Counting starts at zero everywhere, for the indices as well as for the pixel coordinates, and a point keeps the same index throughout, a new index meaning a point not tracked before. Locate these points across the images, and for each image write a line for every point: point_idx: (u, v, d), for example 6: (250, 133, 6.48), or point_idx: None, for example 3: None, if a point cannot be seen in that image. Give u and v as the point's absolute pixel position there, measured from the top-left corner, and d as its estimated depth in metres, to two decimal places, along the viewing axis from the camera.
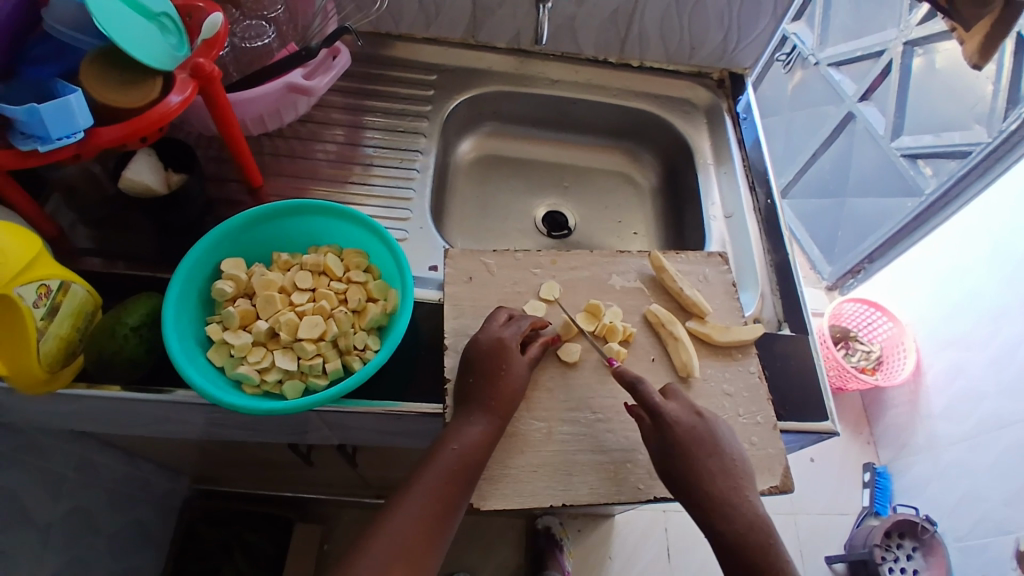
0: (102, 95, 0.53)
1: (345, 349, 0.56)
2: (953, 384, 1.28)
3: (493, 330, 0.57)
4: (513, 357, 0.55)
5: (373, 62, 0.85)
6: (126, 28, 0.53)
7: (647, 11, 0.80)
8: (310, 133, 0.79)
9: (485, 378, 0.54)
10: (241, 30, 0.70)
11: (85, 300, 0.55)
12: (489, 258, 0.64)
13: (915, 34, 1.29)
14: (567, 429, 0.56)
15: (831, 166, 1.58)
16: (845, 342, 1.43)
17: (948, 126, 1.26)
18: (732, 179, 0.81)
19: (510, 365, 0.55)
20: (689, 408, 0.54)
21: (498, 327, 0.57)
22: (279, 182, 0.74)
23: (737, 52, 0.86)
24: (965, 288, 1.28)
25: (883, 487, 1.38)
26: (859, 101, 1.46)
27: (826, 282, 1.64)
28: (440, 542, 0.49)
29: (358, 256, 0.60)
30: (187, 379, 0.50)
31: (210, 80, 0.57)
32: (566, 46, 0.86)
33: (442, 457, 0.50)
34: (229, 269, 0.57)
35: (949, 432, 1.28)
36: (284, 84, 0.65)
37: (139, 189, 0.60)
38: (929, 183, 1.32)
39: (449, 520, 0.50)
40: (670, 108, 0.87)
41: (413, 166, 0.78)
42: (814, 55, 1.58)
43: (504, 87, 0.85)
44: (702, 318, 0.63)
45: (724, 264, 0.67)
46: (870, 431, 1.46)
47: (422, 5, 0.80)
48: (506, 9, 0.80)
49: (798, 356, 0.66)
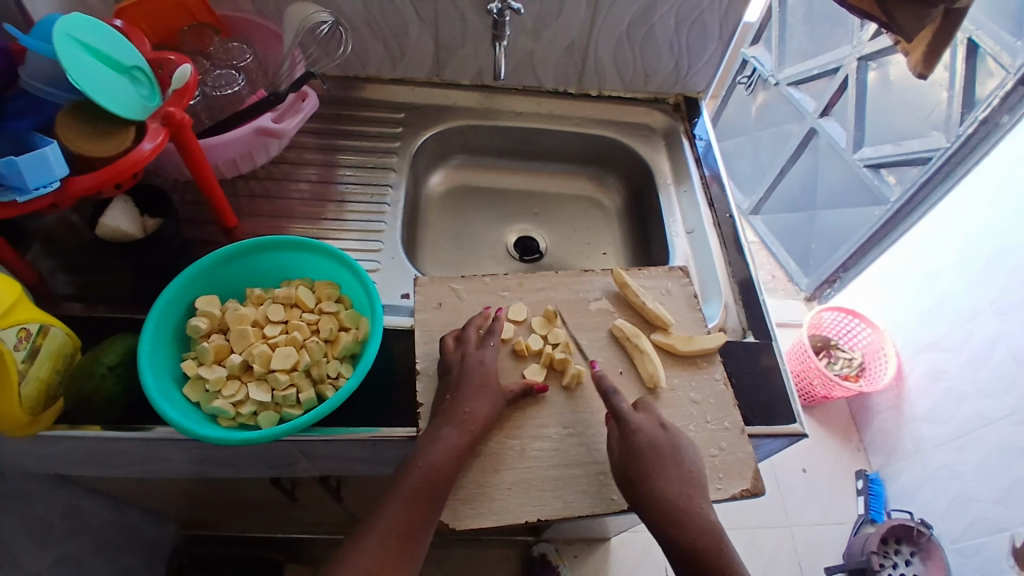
0: (76, 146, 0.56)
1: (318, 378, 0.57)
2: (935, 386, 1.28)
3: (469, 350, 0.59)
4: (477, 370, 0.57)
5: (344, 104, 0.89)
6: (98, 81, 0.56)
7: (600, 43, 0.84)
8: (283, 174, 0.82)
9: (457, 393, 0.56)
10: (212, 79, 0.73)
11: (64, 342, 0.56)
12: (457, 283, 0.66)
13: (868, 50, 1.35)
14: (539, 445, 0.57)
15: (799, 181, 1.63)
16: (827, 350, 1.46)
17: (907, 136, 1.31)
18: (691, 197, 0.84)
19: (471, 377, 0.57)
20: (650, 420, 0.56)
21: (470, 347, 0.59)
22: (255, 222, 0.77)
23: (690, 77, 0.90)
24: (940, 289, 1.28)
25: (877, 494, 1.38)
26: (820, 116, 1.52)
27: (805, 293, 1.67)
28: (414, 559, 0.51)
29: (329, 287, 0.63)
30: (163, 414, 0.51)
31: (181, 127, 0.60)
32: (527, 80, 0.90)
33: (410, 475, 0.52)
34: (203, 306, 0.59)
35: (934, 433, 1.28)
36: (254, 128, 0.68)
37: (116, 234, 0.63)
38: (894, 190, 1.37)
39: (421, 537, 0.51)
40: (630, 133, 0.91)
41: (384, 201, 0.81)
42: (773, 76, 1.65)
43: (470, 121, 0.89)
44: (665, 330, 0.65)
45: (686, 277, 0.70)
46: (859, 439, 1.48)
47: (387, 48, 0.84)
48: (467, 47, 0.85)
49: (763, 363, 0.68)
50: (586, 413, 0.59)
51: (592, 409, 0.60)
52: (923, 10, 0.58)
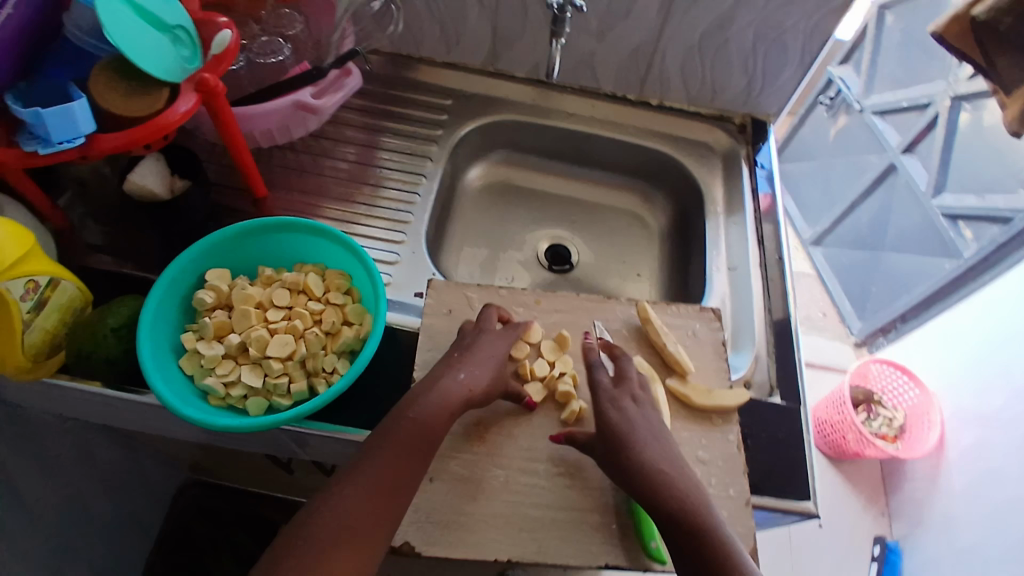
0: (108, 103, 0.55)
1: (312, 370, 0.56)
2: (976, 464, 1.18)
3: (487, 328, 0.58)
4: (487, 347, 0.56)
5: (394, 83, 0.86)
6: (136, 40, 0.55)
7: (668, 51, 0.78)
8: (321, 149, 0.80)
9: (466, 358, 0.55)
10: (258, 46, 0.72)
11: (75, 296, 0.57)
12: (472, 291, 0.63)
13: (963, 89, 1.25)
14: (526, 479, 0.54)
15: (869, 218, 1.51)
16: (868, 405, 1.34)
17: (994, 188, 1.21)
18: (741, 231, 0.78)
19: (483, 349, 0.56)
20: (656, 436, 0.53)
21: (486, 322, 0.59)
22: (285, 196, 0.76)
23: (762, 98, 0.83)
24: (1000, 362, 1.16)
25: (893, 563, 1.30)
26: (902, 152, 1.41)
27: (854, 338, 1.55)
28: (392, 517, 0.47)
29: (339, 277, 0.61)
30: (151, 387, 0.51)
31: (214, 94, 0.59)
32: (585, 81, 0.85)
33: (398, 425, 0.49)
34: (212, 280, 0.58)
35: (966, 511, 1.18)
36: (293, 101, 0.67)
37: (143, 192, 0.62)
38: (968, 246, 1.27)
39: (405, 490, 0.48)
40: (686, 151, 0.85)
41: (417, 190, 0.78)
42: (858, 102, 1.52)
43: (519, 117, 0.85)
44: (683, 378, 0.61)
45: (717, 321, 0.64)
46: (885, 502, 1.39)
47: (443, 31, 0.81)
48: (526, 39, 0.80)
49: (786, 428, 0.63)
50: (582, 454, 0.56)
51: (589, 450, 0.56)
52: None
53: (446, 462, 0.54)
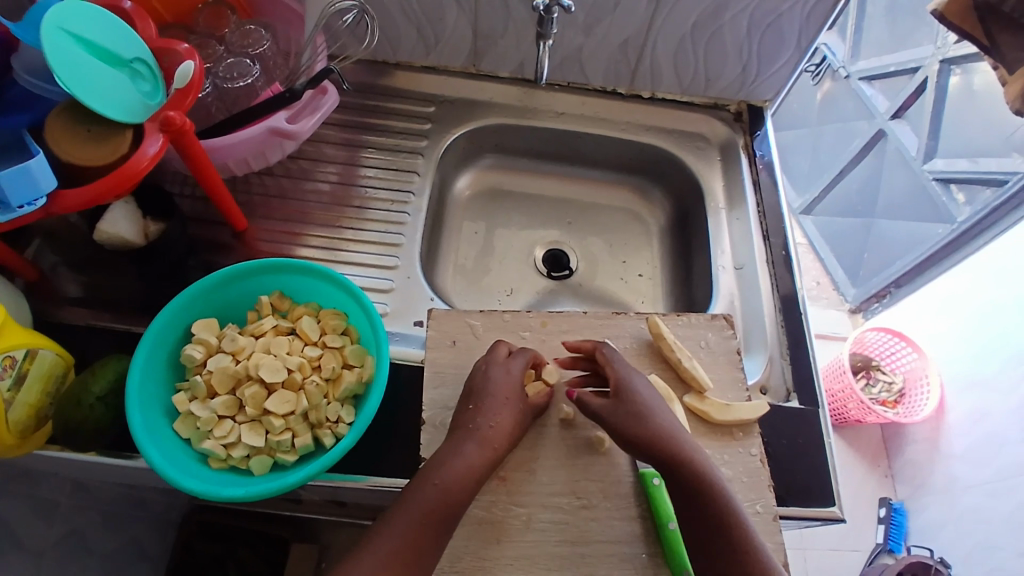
0: (67, 152, 0.51)
1: (317, 422, 0.53)
2: (977, 427, 1.19)
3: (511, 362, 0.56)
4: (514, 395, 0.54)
5: (371, 92, 0.81)
6: (95, 82, 0.51)
7: (659, 42, 0.74)
8: (301, 171, 0.76)
9: (483, 404, 0.53)
10: (224, 69, 0.68)
11: (56, 362, 0.55)
12: (475, 319, 0.61)
13: (953, 53, 1.21)
14: (548, 516, 0.53)
15: (859, 185, 1.49)
16: (867, 372, 1.34)
17: (986, 153, 1.20)
18: (744, 226, 0.76)
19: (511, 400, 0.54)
20: (684, 437, 0.52)
21: (499, 359, 0.56)
22: (266, 225, 0.72)
23: (757, 84, 0.79)
24: (997, 328, 1.18)
25: (899, 524, 1.29)
26: (891, 118, 1.38)
27: (849, 305, 1.54)
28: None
29: (335, 317, 0.58)
30: (147, 459, 0.48)
31: (182, 132, 0.54)
32: (573, 76, 0.81)
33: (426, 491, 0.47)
34: (199, 333, 0.55)
35: (969, 474, 1.18)
36: (267, 128, 0.63)
37: (116, 241, 0.58)
38: (961, 211, 1.25)
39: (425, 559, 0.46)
40: (682, 144, 0.82)
41: (405, 209, 0.75)
42: (845, 68, 1.50)
43: (506, 120, 0.81)
44: (700, 393, 0.59)
45: (728, 329, 0.62)
46: (887, 465, 1.36)
47: (421, 34, 0.76)
48: (509, 39, 0.76)
49: (807, 435, 0.62)
50: (606, 483, 0.54)
51: (609, 479, 0.55)
52: None
53: None
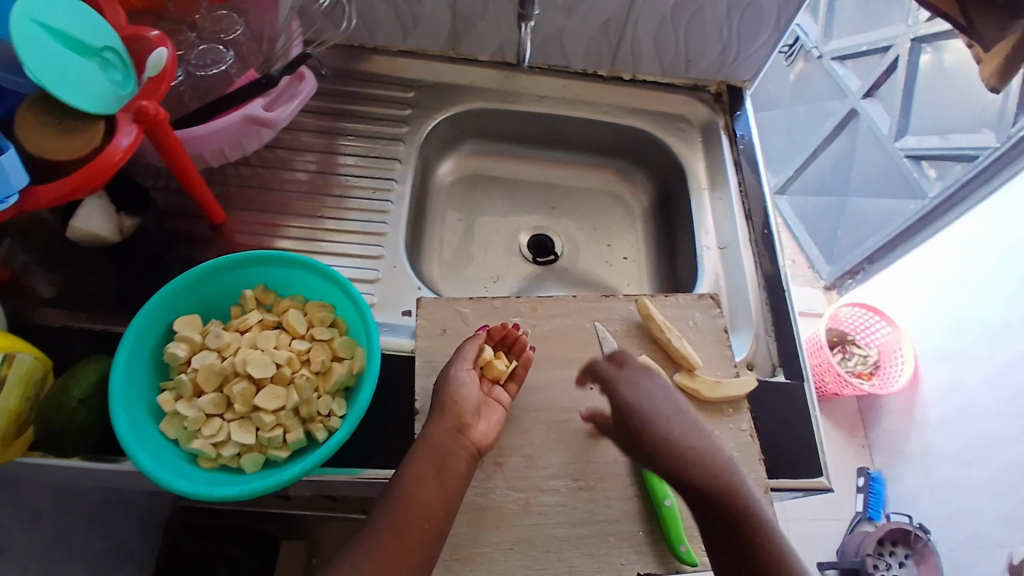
0: (39, 148, 0.49)
1: (308, 416, 0.52)
2: (950, 399, 1.23)
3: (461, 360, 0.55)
4: (458, 370, 0.54)
5: (348, 78, 0.79)
6: (64, 71, 0.49)
7: (640, 21, 0.73)
8: (279, 160, 0.74)
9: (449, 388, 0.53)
10: (196, 57, 0.66)
11: (35, 366, 0.53)
12: (465, 306, 0.61)
13: (924, 31, 1.24)
14: (546, 499, 0.53)
15: (831, 164, 1.52)
16: (842, 346, 1.37)
17: (955, 130, 1.21)
18: (726, 206, 0.76)
19: (458, 379, 0.54)
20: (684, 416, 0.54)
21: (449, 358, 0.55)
22: (245, 217, 0.70)
23: (737, 64, 0.80)
24: (967, 300, 1.21)
25: (876, 493, 1.33)
26: (863, 97, 1.41)
27: (825, 283, 1.57)
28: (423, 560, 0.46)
29: (322, 309, 0.57)
30: (134, 461, 0.47)
31: (156, 122, 0.52)
32: (554, 60, 0.80)
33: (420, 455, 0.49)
34: (181, 330, 0.54)
35: (943, 444, 1.23)
36: (242, 116, 0.62)
37: (89, 236, 0.57)
38: (933, 186, 1.28)
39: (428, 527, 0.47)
40: (664, 125, 0.82)
41: (388, 197, 0.74)
42: (818, 48, 1.53)
43: (486, 104, 0.80)
44: (690, 371, 0.59)
45: (715, 308, 0.63)
46: (864, 436, 1.40)
47: (398, 17, 0.75)
48: (488, 20, 0.74)
49: (794, 408, 0.63)
50: (601, 464, 0.55)
51: (604, 460, 0.55)
52: (1009, 20, 0.51)
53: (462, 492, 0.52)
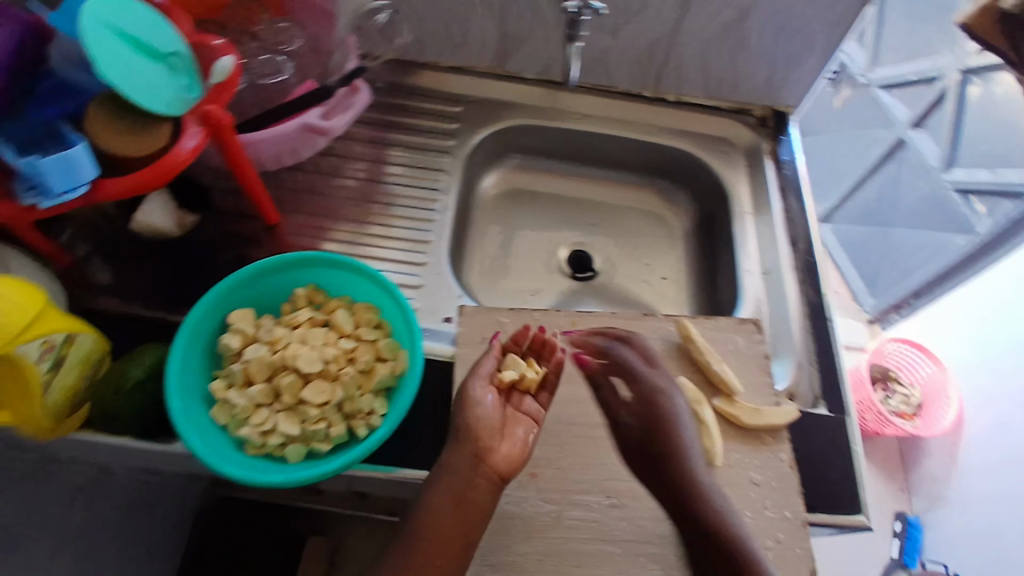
0: (108, 144, 0.52)
1: (351, 413, 0.54)
2: (995, 438, 1.17)
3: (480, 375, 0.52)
4: (475, 388, 0.51)
5: (398, 91, 0.82)
6: (135, 73, 0.51)
7: (686, 45, 0.74)
8: (332, 167, 0.76)
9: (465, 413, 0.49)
10: (258, 66, 0.71)
11: (93, 348, 0.56)
12: (504, 317, 0.61)
13: (972, 62, 1.25)
14: (578, 514, 0.53)
15: (877, 195, 1.50)
16: (884, 382, 1.34)
17: (1006, 164, 1.19)
18: (771, 230, 0.76)
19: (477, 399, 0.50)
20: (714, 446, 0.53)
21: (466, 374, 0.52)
22: (297, 220, 0.72)
23: (784, 89, 0.79)
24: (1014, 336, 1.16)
25: (914, 539, 1.27)
26: (911, 126, 1.40)
27: (868, 315, 1.53)
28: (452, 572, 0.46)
29: (368, 310, 0.59)
30: (186, 443, 0.48)
31: (221, 126, 0.56)
32: (598, 79, 0.81)
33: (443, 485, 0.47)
34: (237, 322, 0.56)
35: (985, 487, 1.17)
36: (301, 124, 0.64)
37: (151, 229, 0.64)
38: (982, 222, 1.24)
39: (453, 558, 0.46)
40: (708, 148, 0.82)
41: (434, 207, 0.75)
42: (864, 76, 1.53)
43: (531, 120, 0.82)
44: (730, 398, 0.59)
45: (757, 333, 0.63)
46: (904, 478, 1.35)
47: (449, 34, 0.77)
48: (537, 39, 0.76)
49: (834, 440, 0.62)
50: (634, 483, 0.54)
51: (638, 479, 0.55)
52: None
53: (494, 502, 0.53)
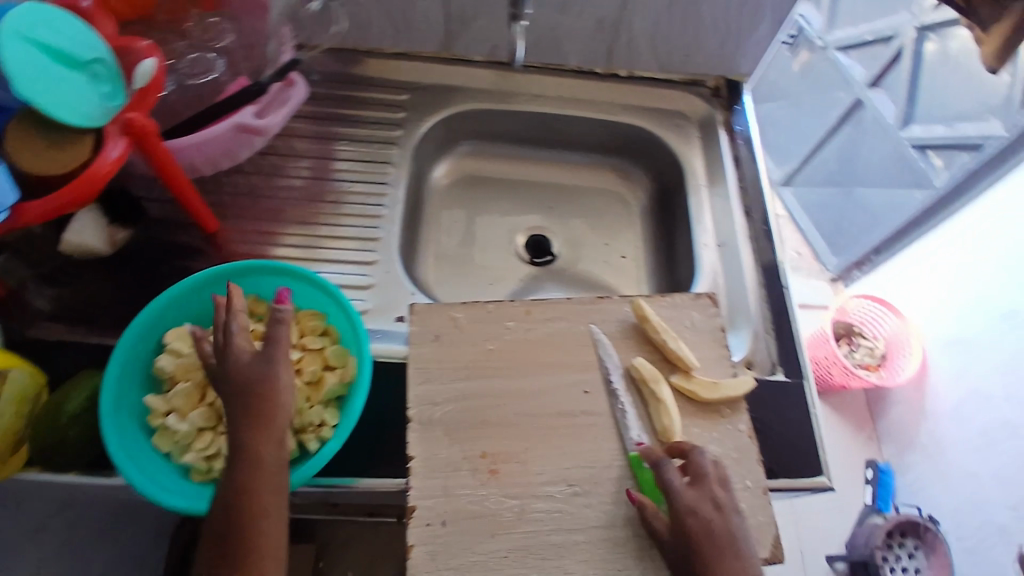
0: (25, 163, 0.49)
1: (300, 427, 0.52)
2: (959, 386, 1.20)
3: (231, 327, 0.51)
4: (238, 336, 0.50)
5: (341, 82, 0.79)
6: (53, 84, 0.48)
7: (635, 18, 0.72)
8: (272, 168, 0.74)
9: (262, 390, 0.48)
10: (188, 65, 0.66)
11: (29, 384, 0.53)
12: (458, 311, 0.60)
13: (928, 20, 1.23)
14: (542, 505, 0.53)
15: (836, 156, 1.50)
16: (848, 337, 1.36)
17: (961, 118, 1.20)
18: (725, 203, 0.75)
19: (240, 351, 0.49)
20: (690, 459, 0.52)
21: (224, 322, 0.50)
22: (239, 225, 0.70)
23: (735, 58, 0.78)
24: (975, 290, 1.19)
25: (886, 484, 1.29)
26: (869, 87, 1.39)
27: (831, 274, 1.56)
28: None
29: (312, 317, 0.57)
30: (125, 476, 0.47)
31: (145, 134, 0.53)
32: (550, 58, 0.79)
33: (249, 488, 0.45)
34: (172, 344, 0.54)
35: (958, 434, 1.19)
36: (232, 125, 0.61)
37: (81, 248, 0.62)
38: (940, 175, 1.25)
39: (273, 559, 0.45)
40: (661, 121, 0.81)
41: (382, 202, 0.73)
42: (822, 38, 1.51)
43: (482, 105, 0.80)
44: (687, 373, 0.59)
45: (712, 307, 0.62)
46: (872, 429, 1.39)
47: (389, 20, 0.74)
48: (481, 20, 0.73)
49: (793, 407, 0.62)
50: (596, 469, 0.54)
51: (601, 464, 0.55)
52: None
53: (456, 501, 0.52)
